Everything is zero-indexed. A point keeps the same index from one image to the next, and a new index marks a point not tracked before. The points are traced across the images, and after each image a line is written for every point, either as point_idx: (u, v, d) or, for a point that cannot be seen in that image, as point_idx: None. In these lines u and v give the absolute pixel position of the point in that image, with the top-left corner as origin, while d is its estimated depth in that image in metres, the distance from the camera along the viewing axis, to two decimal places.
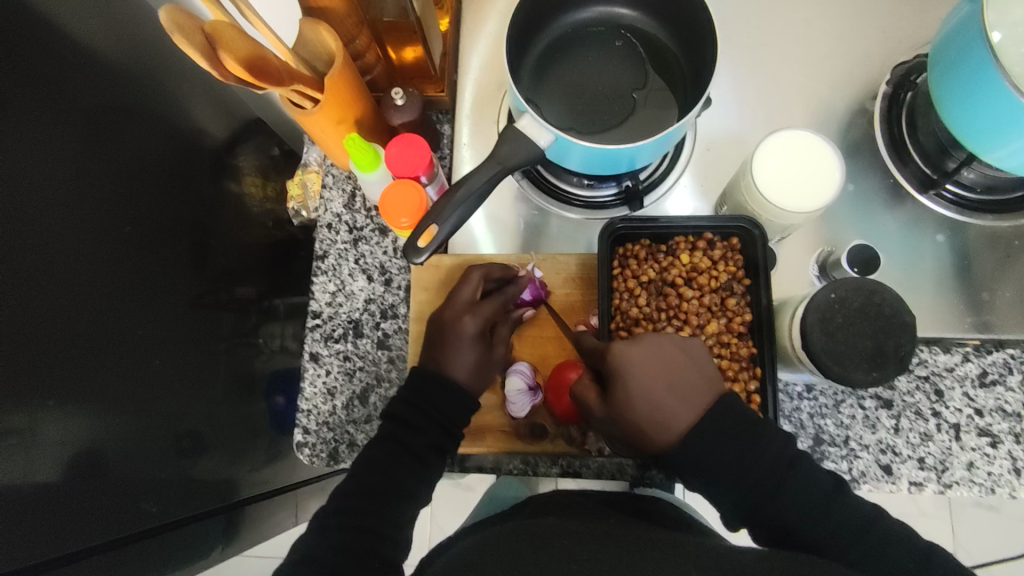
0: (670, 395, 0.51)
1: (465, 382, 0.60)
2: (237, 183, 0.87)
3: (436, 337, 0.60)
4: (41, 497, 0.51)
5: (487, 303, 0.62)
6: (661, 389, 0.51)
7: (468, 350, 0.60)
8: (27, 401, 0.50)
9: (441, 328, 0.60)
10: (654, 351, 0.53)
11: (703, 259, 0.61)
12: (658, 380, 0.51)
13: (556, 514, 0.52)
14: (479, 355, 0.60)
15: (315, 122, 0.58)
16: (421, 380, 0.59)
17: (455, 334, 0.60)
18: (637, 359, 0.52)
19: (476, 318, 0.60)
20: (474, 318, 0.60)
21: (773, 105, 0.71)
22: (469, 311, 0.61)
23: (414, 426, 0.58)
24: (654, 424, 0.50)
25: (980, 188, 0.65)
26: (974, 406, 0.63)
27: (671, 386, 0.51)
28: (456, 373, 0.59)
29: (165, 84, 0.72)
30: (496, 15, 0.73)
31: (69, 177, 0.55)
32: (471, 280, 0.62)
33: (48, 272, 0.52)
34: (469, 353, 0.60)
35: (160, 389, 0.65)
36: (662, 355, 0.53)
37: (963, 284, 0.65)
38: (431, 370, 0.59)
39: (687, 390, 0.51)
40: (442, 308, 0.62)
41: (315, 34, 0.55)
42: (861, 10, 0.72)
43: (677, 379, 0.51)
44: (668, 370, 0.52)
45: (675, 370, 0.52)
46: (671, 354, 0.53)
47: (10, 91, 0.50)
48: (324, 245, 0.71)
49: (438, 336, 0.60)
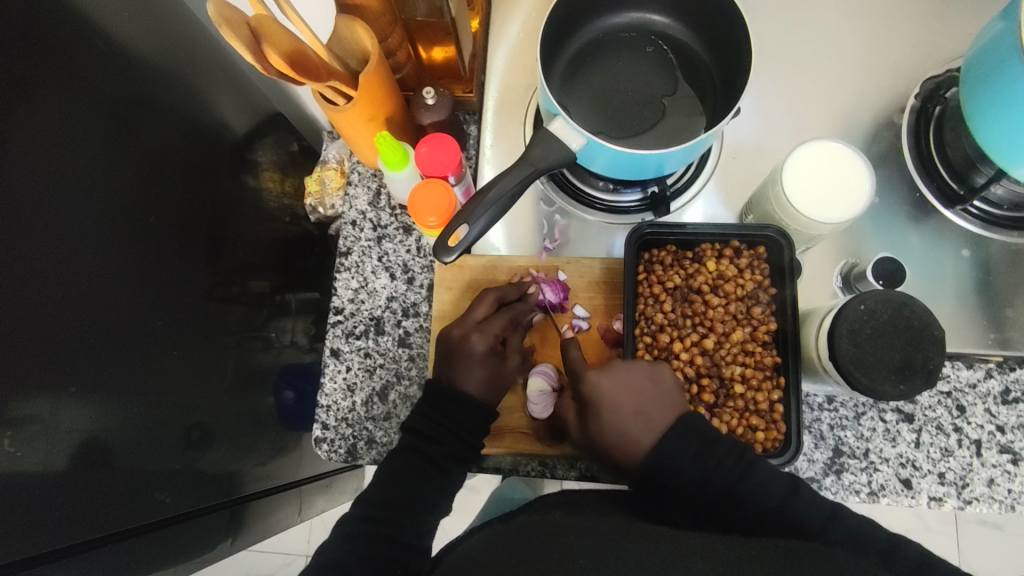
0: (636, 421, 0.52)
1: (478, 396, 0.59)
2: (255, 177, 0.88)
3: (445, 352, 0.60)
4: (59, 484, 0.51)
5: (493, 321, 0.61)
6: (625, 414, 0.53)
7: (477, 368, 0.59)
8: (50, 389, 0.50)
9: (449, 346, 0.60)
10: (621, 379, 0.54)
11: (730, 267, 0.61)
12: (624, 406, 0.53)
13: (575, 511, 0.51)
14: (495, 371, 0.60)
15: (347, 119, 0.58)
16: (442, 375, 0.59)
17: (465, 352, 0.59)
18: (607, 387, 0.54)
19: (484, 337, 0.60)
20: (482, 336, 0.59)
21: (800, 115, 0.71)
22: (477, 329, 0.60)
23: (435, 438, 0.58)
24: (618, 445, 0.53)
25: (1006, 205, 0.65)
26: (996, 423, 0.63)
27: (642, 411, 0.53)
28: (468, 387, 0.59)
29: (188, 76, 0.73)
30: (524, 17, 0.73)
31: (94, 166, 0.56)
32: (485, 299, 0.62)
33: (72, 261, 0.53)
34: (476, 372, 0.59)
35: (172, 381, 0.65)
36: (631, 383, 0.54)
37: (985, 299, 0.65)
38: (444, 384, 0.59)
39: (652, 415, 0.52)
40: (453, 324, 0.61)
41: (350, 32, 0.56)
42: (892, 23, 0.72)
43: (642, 407, 0.53)
44: (635, 398, 0.53)
45: (644, 397, 0.53)
46: (638, 382, 0.54)
47: (42, 79, 0.51)
48: (348, 242, 0.71)
49: (447, 351, 0.60)
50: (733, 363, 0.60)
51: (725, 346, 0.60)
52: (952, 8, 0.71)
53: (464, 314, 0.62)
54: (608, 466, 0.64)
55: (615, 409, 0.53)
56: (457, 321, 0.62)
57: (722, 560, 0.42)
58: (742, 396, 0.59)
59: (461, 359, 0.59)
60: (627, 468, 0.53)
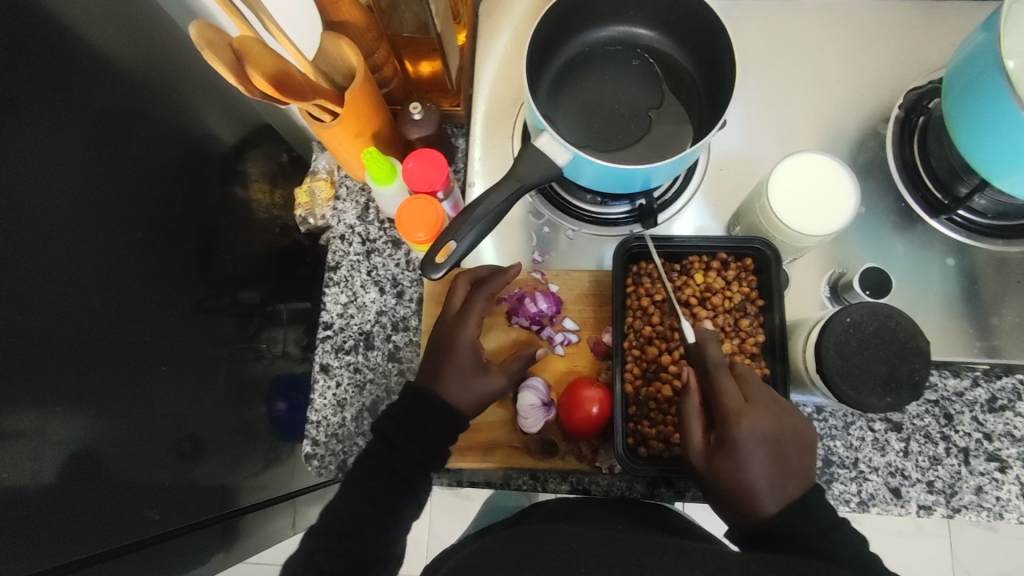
0: (785, 478, 0.49)
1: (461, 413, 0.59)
2: (244, 188, 0.87)
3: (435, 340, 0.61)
4: (47, 502, 0.51)
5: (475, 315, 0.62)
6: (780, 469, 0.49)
7: (458, 361, 0.60)
8: (36, 406, 0.50)
9: (438, 345, 0.61)
10: (781, 433, 0.50)
11: (717, 279, 0.62)
12: (780, 462, 0.49)
13: (567, 522, 0.51)
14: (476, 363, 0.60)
15: (334, 135, 0.58)
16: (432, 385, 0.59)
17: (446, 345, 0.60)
18: (770, 436, 0.49)
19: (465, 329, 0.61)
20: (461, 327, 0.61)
21: (786, 125, 0.71)
22: (456, 321, 0.61)
23: (424, 458, 0.58)
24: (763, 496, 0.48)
25: (991, 214, 0.65)
26: (983, 431, 0.63)
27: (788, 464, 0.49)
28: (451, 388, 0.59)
29: (176, 89, 0.72)
30: (511, 31, 0.73)
31: (80, 183, 0.55)
32: (460, 289, 0.63)
33: (59, 278, 0.52)
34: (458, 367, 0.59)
35: (162, 395, 0.65)
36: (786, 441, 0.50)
37: (972, 307, 0.66)
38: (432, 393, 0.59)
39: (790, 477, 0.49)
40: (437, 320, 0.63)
41: (336, 48, 0.56)
42: (875, 34, 0.72)
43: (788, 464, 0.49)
44: (788, 458, 0.49)
45: (794, 461, 0.49)
46: (793, 442, 0.50)
47: (27, 97, 0.51)
48: (337, 257, 0.71)
49: (436, 347, 0.61)
50: None
51: None
52: (935, 19, 0.72)
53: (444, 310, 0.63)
54: (599, 479, 0.64)
55: (773, 465, 0.48)
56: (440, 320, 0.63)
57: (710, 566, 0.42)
58: None
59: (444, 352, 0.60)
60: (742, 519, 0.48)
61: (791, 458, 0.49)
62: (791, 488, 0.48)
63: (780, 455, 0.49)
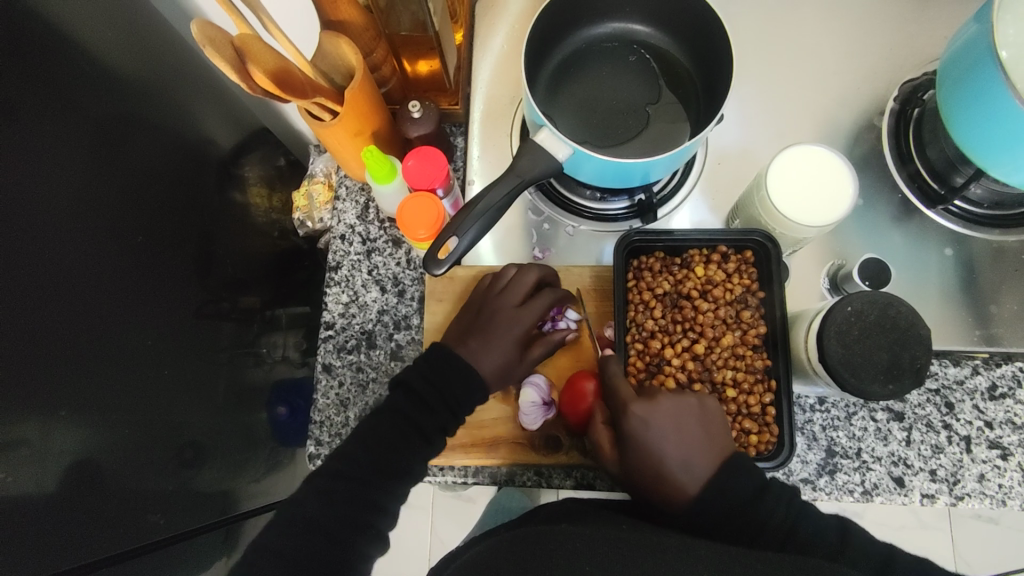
0: (689, 458, 0.51)
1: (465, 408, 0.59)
2: (242, 193, 0.87)
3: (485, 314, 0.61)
4: (51, 509, 0.51)
5: (532, 310, 0.61)
6: (683, 451, 0.51)
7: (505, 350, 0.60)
8: (38, 412, 0.50)
9: (489, 325, 0.60)
10: (675, 419, 0.53)
11: (718, 272, 0.62)
12: (676, 444, 0.51)
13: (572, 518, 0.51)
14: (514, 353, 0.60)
15: (333, 134, 0.58)
16: (441, 366, 0.59)
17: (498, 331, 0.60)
18: (660, 424, 0.52)
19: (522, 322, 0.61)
20: (516, 320, 0.61)
21: (783, 120, 0.72)
22: (514, 313, 0.61)
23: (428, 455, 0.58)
24: (674, 481, 0.50)
25: (986, 204, 0.66)
26: (984, 419, 0.64)
27: (696, 444, 0.51)
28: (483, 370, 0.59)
29: (174, 94, 0.73)
30: (507, 30, 0.74)
31: (79, 188, 0.55)
32: (526, 281, 0.62)
33: (60, 283, 0.52)
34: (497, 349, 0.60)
35: (163, 401, 0.65)
36: (681, 422, 0.53)
37: (970, 296, 0.66)
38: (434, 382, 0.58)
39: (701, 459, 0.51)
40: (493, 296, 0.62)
41: (334, 47, 0.56)
42: (868, 28, 0.73)
43: (692, 443, 0.51)
44: (686, 438, 0.52)
45: (697, 440, 0.52)
46: (692, 423, 0.53)
47: (26, 102, 0.51)
48: (338, 257, 0.71)
49: (484, 326, 0.61)
50: (724, 367, 0.60)
51: (716, 351, 0.61)
52: (927, 12, 0.73)
53: (504, 293, 0.62)
54: (604, 474, 0.64)
55: (669, 447, 0.51)
56: (491, 301, 0.62)
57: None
58: (734, 400, 0.59)
59: (491, 332, 0.60)
60: (670, 509, 0.50)
61: (697, 440, 0.52)
62: (701, 465, 0.50)
63: (681, 432, 0.52)
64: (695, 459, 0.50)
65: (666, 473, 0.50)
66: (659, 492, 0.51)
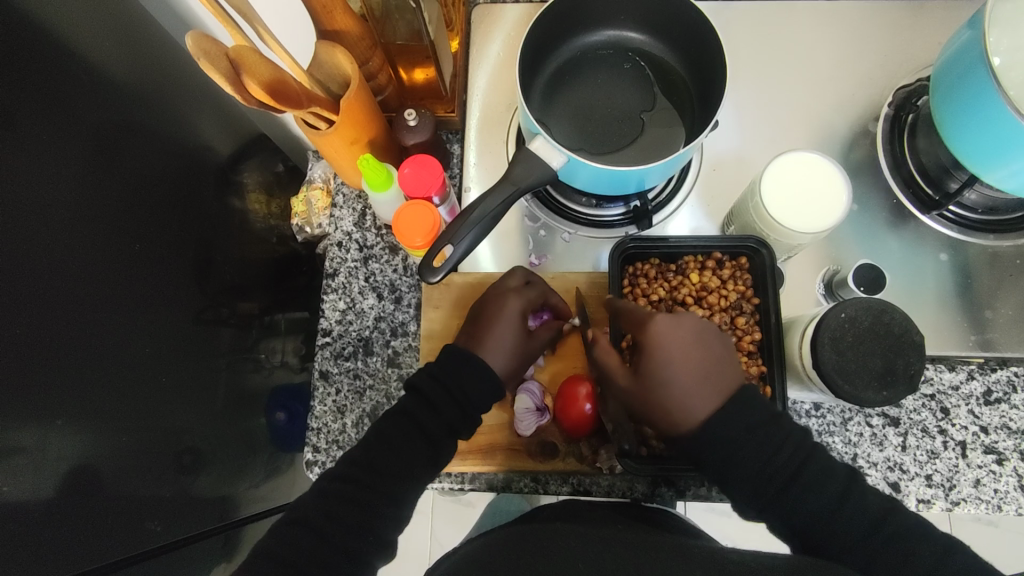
0: (707, 375, 0.50)
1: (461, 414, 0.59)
2: (241, 199, 0.88)
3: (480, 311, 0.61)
4: (50, 516, 0.51)
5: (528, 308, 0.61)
6: (700, 368, 0.50)
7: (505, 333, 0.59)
8: (35, 420, 0.50)
9: (487, 311, 0.61)
10: (694, 336, 0.52)
11: (712, 278, 0.62)
12: (694, 358, 0.51)
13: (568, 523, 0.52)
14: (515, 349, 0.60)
15: (330, 143, 0.58)
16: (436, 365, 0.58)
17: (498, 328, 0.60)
18: (680, 338, 0.51)
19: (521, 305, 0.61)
20: (510, 314, 0.60)
21: (778, 126, 0.72)
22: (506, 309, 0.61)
23: None
24: (691, 396, 0.49)
25: (982, 209, 0.66)
26: (979, 423, 0.64)
27: (702, 372, 0.50)
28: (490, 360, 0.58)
29: (172, 102, 0.73)
30: (503, 37, 0.74)
31: (77, 197, 0.56)
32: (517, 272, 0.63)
33: (58, 292, 0.53)
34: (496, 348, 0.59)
35: (162, 407, 0.65)
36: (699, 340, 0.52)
37: (965, 301, 0.66)
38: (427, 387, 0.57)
39: (716, 377, 0.50)
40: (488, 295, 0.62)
41: (330, 57, 0.56)
42: (863, 34, 0.73)
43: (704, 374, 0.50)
44: (703, 355, 0.51)
45: (713, 357, 0.51)
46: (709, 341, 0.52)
47: (24, 113, 0.51)
48: (335, 263, 0.72)
49: (481, 313, 0.61)
50: None
51: None
52: (921, 18, 0.73)
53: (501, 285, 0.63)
54: (600, 479, 0.64)
55: (688, 361, 0.50)
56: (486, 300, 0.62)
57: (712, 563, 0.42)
58: None
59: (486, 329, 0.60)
60: (683, 425, 0.49)
61: (713, 357, 0.51)
62: (717, 381, 0.50)
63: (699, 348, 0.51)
64: (713, 375, 0.50)
65: (683, 388, 0.50)
66: (674, 407, 0.50)
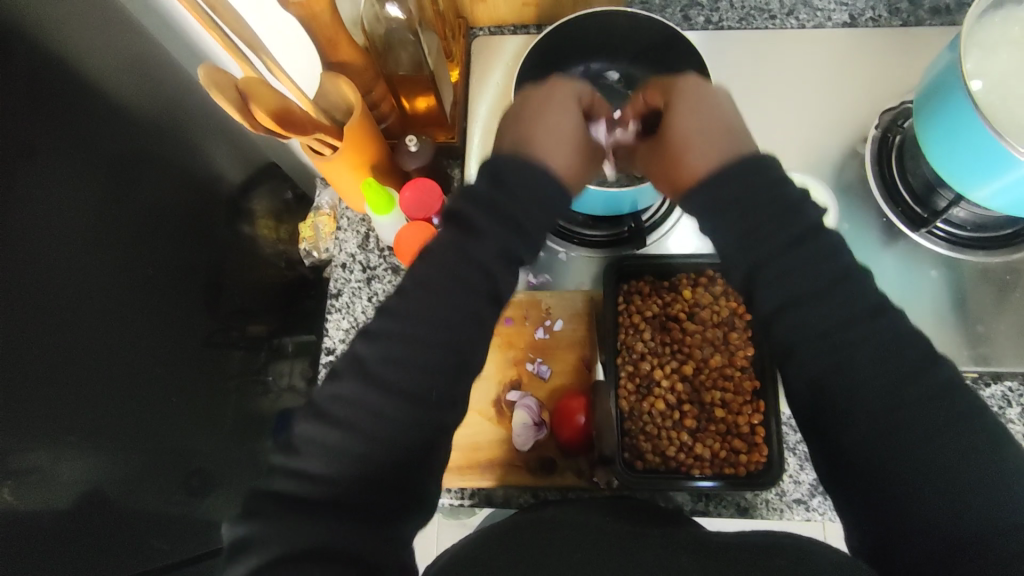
0: (706, 122, 0.53)
1: None
2: (250, 225, 0.90)
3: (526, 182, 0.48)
4: (60, 535, 0.52)
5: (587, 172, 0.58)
6: (701, 124, 0.53)
7: (564, 107, 0.56)
8: (50, 438, 0.51)
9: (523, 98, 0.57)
10: (698, 103, 0.54)
11: (704, 295, 0.65)
12: (700, 120, 0.53)
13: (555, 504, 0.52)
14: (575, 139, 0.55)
15: (334, 168, 0.61)
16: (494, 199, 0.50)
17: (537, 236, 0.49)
18: (687, 117, 0.54)
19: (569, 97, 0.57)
20: (570, 113, 0.56)
21: (768, 149, 0.74)
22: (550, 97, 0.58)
23: None
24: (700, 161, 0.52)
25: (970, 226, 0.67)
26: None
27: (712, 131, 0.52)
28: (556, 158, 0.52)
29: (185, 132, 0.76)
30: (502, 66, 0.77)
31: (95, 223, 0.58)
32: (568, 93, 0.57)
33: (75, 313, 0.55)
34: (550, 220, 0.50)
35: (169, 427, 0.66)
36: (704, 112, 0.54)
37: (960, 316, 0.67)
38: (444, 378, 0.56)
39: (718, 137, 0.52)
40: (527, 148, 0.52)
41: (335, 87, 0.59)
42: (847, 60, 0.76)
43: (718, 118, 0.53)
44: (705, 120, 0.53)
45: (717, 121, 0.53)
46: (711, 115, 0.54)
47: (47, 145, 0.54)
48: (339, 284, 0.74)
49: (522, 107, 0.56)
50: (713, 388, 0.63)
51: (703, 372, 0.64)
52: (903, 44, 0.76)
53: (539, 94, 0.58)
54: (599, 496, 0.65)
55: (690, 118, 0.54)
56: (534, 106, 0.56)
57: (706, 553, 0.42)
58: (724, 420, 0.61)
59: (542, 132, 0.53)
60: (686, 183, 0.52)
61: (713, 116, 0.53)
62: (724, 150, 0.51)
63: (697, 109, 0.54)
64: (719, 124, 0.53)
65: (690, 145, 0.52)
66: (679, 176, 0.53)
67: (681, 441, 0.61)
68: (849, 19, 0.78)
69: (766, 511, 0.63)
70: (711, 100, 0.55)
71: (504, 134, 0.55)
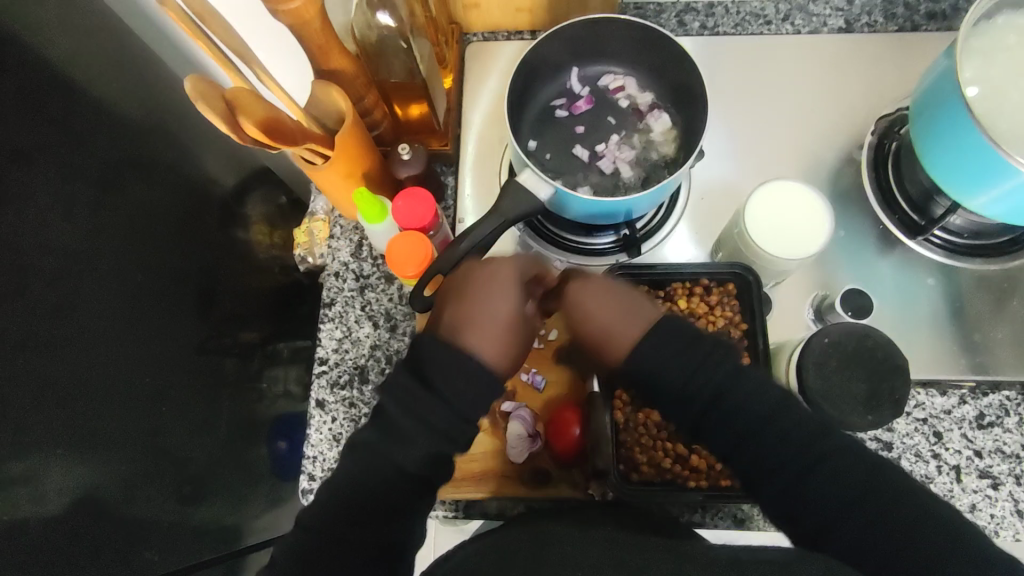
0: (624, 319, 0.57)
1: None
2: (244, 231, 0.90)
3: (451, 369, 0.50)
4: (48, 548, 0.51)
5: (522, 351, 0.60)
6: (613, 316, 0.57)
7: (498, 304, 0.57)
8: (37, 449, 0.51)
9: (456, 284, 0.58)
10: (622, 310, 0.57)
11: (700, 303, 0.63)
12: (608, 318, 0.57)
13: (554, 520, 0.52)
14: (500, 321, 0.56)
15: (326, 177, 0.60)
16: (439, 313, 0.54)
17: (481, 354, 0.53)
18: (609, 317, 0.57)
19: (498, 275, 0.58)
20: (499, 289, 0.58)
21: (764, 155, 0.74)
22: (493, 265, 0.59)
23: None
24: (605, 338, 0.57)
25: (967, 234, 0.67)
26: (973, 448, 0.64)
27: (622, 312, 0.57)
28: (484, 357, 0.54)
29: (177, 137, 0.76)
30: (497, 73, 0.76)
31: (84, 231, 0.58)
32: (491, 265, 0.59)
33: (64, 322, 0.54)
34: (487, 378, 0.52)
35: (161, 437, 0.66)
36: (620, 305, 0.57)
37: (957, 325, 0.67)
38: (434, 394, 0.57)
39: (630, 319, 0.56)
40: (457, 337, 0.54)
41: (327, 95, 0.59)
42: (844, 66, 0.76)
43: (630, 307, 0.57)
44: (618, 311, 0.57)
45: (628, 313, 0.57)
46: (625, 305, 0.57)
47: (36, 151, 0.53)
48: (332, 293, 0.73)
49: (457, 308, 0.57)
50: None
51: None
52: (900, 50, 0.75)
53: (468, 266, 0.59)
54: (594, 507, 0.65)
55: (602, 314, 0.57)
56: (465, 297, 0.57)
57: (702, 564, 0.42)
58: None
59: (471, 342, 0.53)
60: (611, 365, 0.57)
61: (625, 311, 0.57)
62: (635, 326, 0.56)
63: (618, 300, 0.57)
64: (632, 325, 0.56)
65: (604, 330, 0.56)
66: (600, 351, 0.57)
67: (678, 452, 0.60)
68: (845, 24, 0.77)
69: (762, 522, 0.63)
70: (628, 291, 0.58)
71: (441, 313, 0.58)
